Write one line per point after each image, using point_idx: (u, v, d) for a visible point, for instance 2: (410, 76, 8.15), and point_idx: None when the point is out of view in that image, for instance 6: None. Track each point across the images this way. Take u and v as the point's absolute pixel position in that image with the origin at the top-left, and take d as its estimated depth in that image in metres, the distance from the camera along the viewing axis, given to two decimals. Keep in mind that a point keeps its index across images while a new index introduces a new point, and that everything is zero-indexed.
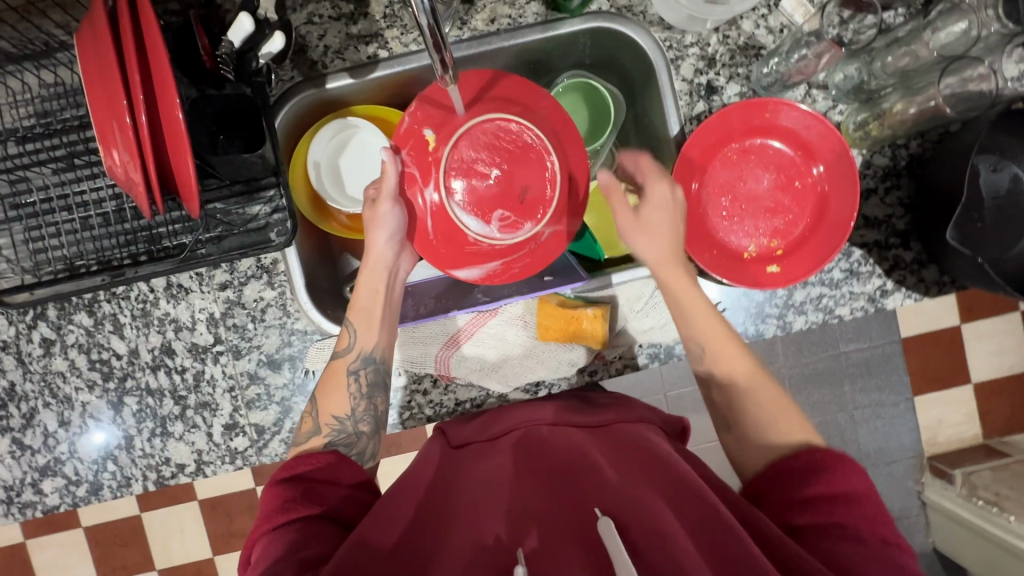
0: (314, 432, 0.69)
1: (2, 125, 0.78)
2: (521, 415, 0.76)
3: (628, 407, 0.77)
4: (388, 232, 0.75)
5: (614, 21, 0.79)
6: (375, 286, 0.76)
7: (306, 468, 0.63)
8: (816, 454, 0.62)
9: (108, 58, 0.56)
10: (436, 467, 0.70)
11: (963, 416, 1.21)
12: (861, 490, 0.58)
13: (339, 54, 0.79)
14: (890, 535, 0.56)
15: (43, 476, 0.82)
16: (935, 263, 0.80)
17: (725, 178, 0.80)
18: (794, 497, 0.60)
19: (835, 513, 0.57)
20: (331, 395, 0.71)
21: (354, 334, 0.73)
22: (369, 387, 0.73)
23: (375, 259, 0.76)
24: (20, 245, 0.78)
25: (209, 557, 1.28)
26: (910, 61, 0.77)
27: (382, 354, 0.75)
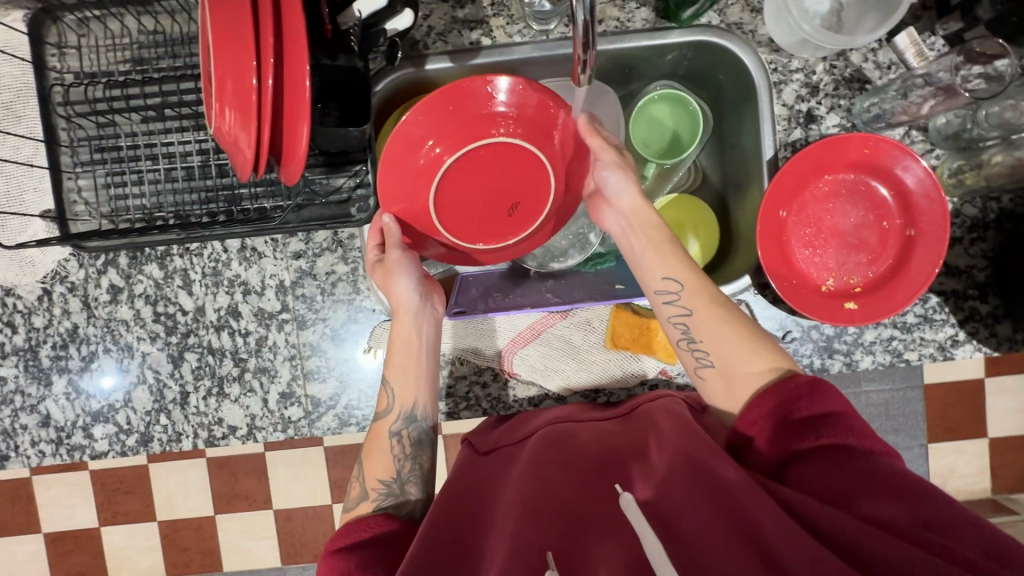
0: (362, 498, 0.68)
1: (99, 67, 0.78)
2: (547, 413, 0.78)
3: (657, 394, 0.77)
4: (411, 279, 0.73)
5: (721, 36, 0.78)
6: (408, 340, 0.74)
7: (359, 535, 0.63)
8: (790, 380, 0.61)
9: (245, 17, 0.55)
10: (466, 474, 0.72)
11: (973, 467, 1.22)
12: (842, 407, 0.58)
13: (441, 36, 0.78)
14: (875, 442, 0.56)
15: (95, 421, 0.82)
16: (1010, 319, 0.79)
17: (813, 210, 0.79)
18: (783, 425, 0.59)
19: (823, 435, 0.57)
20: (376, 460, 0.70)
21: (392, 395, 0.73)
22: (412, 447, 0.72)
23: (403, 309, 0.73)
24: (102, 189, 0.78)
25: (212, 514, 1.28)
26: (1014, 115, 0.73)
27: (422, 410, 0.74)
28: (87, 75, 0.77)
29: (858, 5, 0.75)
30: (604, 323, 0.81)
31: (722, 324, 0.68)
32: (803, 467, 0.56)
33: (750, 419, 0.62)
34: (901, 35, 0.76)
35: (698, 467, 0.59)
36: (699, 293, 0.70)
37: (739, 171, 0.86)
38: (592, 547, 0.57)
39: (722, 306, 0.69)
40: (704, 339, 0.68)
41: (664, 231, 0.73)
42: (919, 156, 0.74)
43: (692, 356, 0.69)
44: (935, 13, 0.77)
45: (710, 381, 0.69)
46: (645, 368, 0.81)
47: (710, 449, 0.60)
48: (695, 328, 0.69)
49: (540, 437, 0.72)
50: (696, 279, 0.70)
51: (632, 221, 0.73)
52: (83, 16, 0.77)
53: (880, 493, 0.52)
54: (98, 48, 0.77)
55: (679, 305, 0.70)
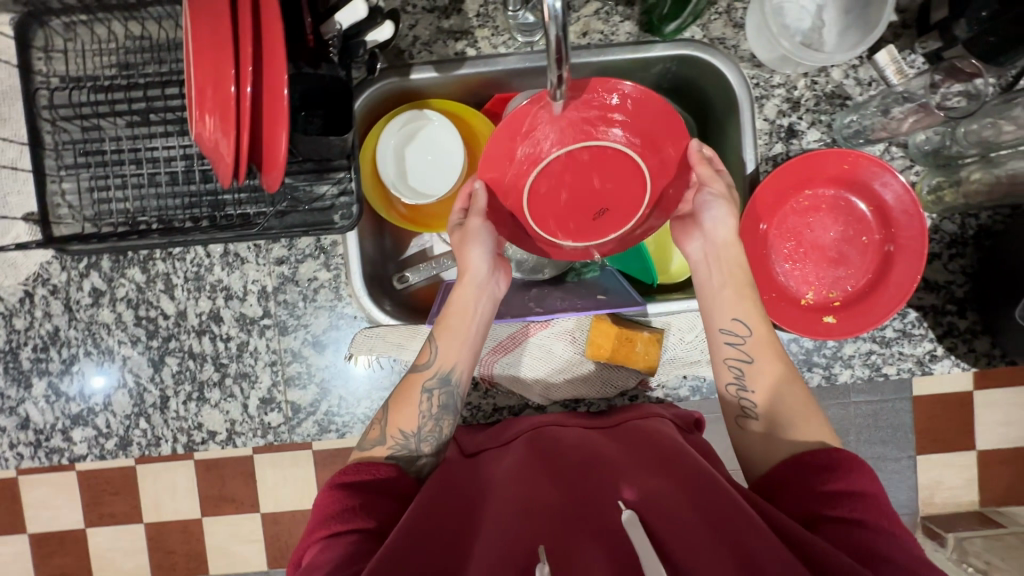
0: (378, 442, 0.69)
1: (85, 71, 0.78)
2: (530, 418, 0.78)
3: (637, 407, 0.78)
4: (484, 250, 0.75)
5: (704, 50, 0.78)
6: (465, 306, 0.74)
7: (367, 477, 0.65)
8: (833, 452, 0.62)
9: (225, 26, 0.56)
10: (453, 466, 0.71)
11: (960, 480, 1.22)
12: (875, 488, 0.59)
13: (426, 46, 0.79)
14: (905, 534, 0.56)
15: (74, 424, 0.82)
16: (988, 335, 0.80)
17: (792, 224, 0.80)
18: (814, 490, 0.60)
19: (855, 508, 0.57)
20: (403, 411, 0.70)
21: (435, 352, 0.72)
22: (439, 409, 0.71)
23: (468, 276, 0.74)
24: (85, 192, 0.78)
25: (197, 518, 1.27)
26: (993, 133, 0.75)
27: (459, 377, 0.72)
28: (72, 79, 0.78)
29: (838, 22, 0.76)
30: (585, 333, 0.81)
31: (784, 382, 0.70)
32: (824, 533, 0.57)
33: (782, 474, 0.63)
34: (881, 52, 0.77)
35: (694, 491, 0.60)
36: (765, 342, 0.72)
37: None
38: (578, 550, 0.58)
39: (783, 365, 0.71)
40: (757, 389, 0.70)
41: (746, 278, 0.74)
42: (898, 173, 0.74)
43: (739, 404, 0.71)
44: (914, 31, 0.78)
45: (749, 436, 0.69)
46: (626, 379, 0.81)
47: (709, 476, 0.61)
48: (751, 376, 0.71)
49: (525, 442, 0.73)
50: (764, 329, 0.72)
51: (718, 252, 0.74)
52: (70, 21, 0.77)
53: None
54: (85, 53, 0.78)
55: (742, 348, 0.72)
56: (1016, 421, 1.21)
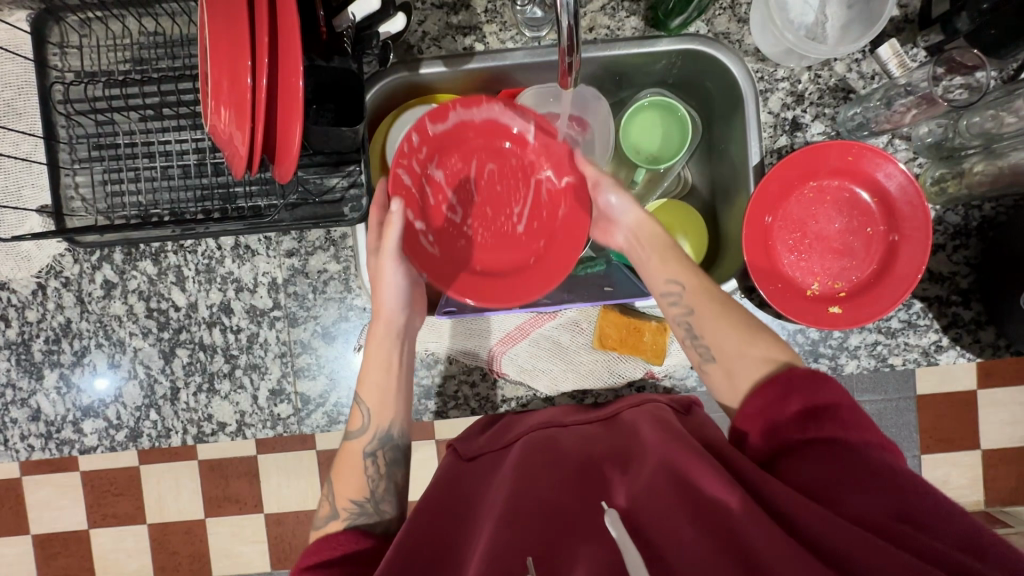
0: (332, 517, 0.70)
1: (99, 66, 0.79)
2: (535, 416, 0.78)
3: (637, 396, 0.79)
4: (393, 288, 0.74)
5: (707, 45, 0.79)
6: (387, 359, 0.75)
7: (328, 554, 0.65)
8: (794, 371, 0.63)
9: (240, 21, 0.57)
10: (450, 480, 0.72)
11: (966, 479, 1.22)
12: (842, 397, 0.60)
13: (436, 41, 0.80)
14: (876, 437, 0.58)
15: (84, 416, 0.82)
16: (993, 325, 0.81)
17: (797, 215, 0.80)
18: (782, 416, 0.61)
19: (814, 428, 0.59)
20: (347, 480, 0.71)
21: (366, 414, 0.74)
22: (387, 467, 0.73)
23: (386, 319, 0.75)
24: (98, 185, 0.79)
25: (201, 517, 1.27)
26: (995, 125, 0.75)
27: (398, 429, 0.75)
28: (87, 74, 0.79)
29: (842, 17, 0.77)
30: (593, 323, 0.82)
31: (725, 321, 0.71)
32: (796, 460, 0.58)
33: (749, 415, 0.64)
34: (883, 47, 0.77)
35: (680, 474, 0.59)
36: (703, 291, 0.73)
37: (726, 177, 0.88)
38: (572, 549, 0.58)
39: (722, 303, 0.72)
40: (705, 334, 0.71)
41: (666, 241, 0.77)
42: (903, 166, 0.76)
43: (694, 351, 0.72)
44: (917, 26, 0.79)
45: (714, 377, 0.71)
46: (633, 369, 0.82)
47: (695, 451, 0.61)
48: (697, 325, 0.71)
49: (525, 442, 0.72)
50: (695, 277, 0.74)
51: (636, 233, 0.78)
52: (85, 17, 0.79)
53: (869, 488, 0.53)
54: (99, 48, 0.79)
55: (681, 304, 0.73)
56: (1021, 419, 1.21)
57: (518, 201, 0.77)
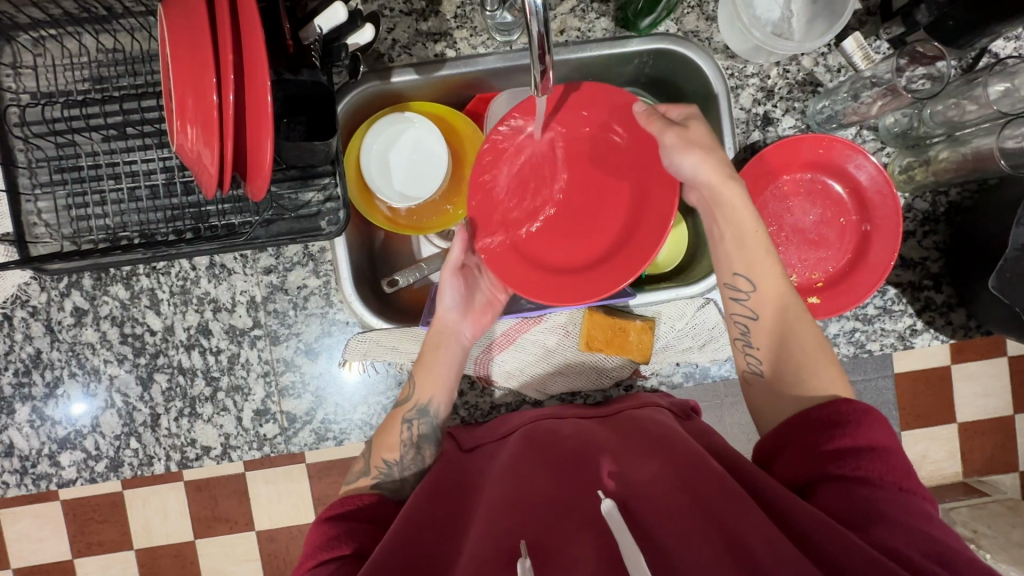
0: (363, 473, 0.72)
1: (57, 87, 0.76)
2: (526, 412, 0.78)
3: (635, 395, 0.80)
4: (455, 288, 0.78)
5: (679, 44, 0.80)
6: (438, 341, 0.77)
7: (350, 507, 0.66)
8: (842, 403, 0.61)
9: (203, 36, 0.56)
10: (455, 468, 0.71)
11: (944, 452, 1.26)
12: (891, 441, 0.58)
13: (406, 49, 0.79)
14: (916, 485, 0.56)
15: (61, 448, 0.79)
16: (964, 307, 0.83)
17: (774, 210, 0.81)
18: (824, 445, 0.60)
19: (862, 465, 0.57)
20: (385, 438, 0.73)
21: (414, 385, 0.76)
22: (419, 438, 0.74)
23: (441, 311, 0.78)
24: (62, 210, 0.76)
25: (189, 539, 1.24)
26: (957, 113, 0.77)
27: (436, 407, 0.76)
28: (43, 95, 0.76)
29: (807, 11, 0.78)
30: (578, 326, 0.82)
31: (793, 333, 0.68)
32: (832, 488, 0.57)
33: (786, 435, 0.64)
34: (848, 40, 0.79)
35: (691, 482, 0.59)
36: (772, 295, 0.70)
37: None
38: (571, 541, 0.57)
39: (793, 317, 0.69)
40: (761, 345, 0.70)
41: (748, 225, 0.70)
42: (876, 161, 0.78)
43: (744, 357, 0.72)
44: (878, 18, 0.81)
45: (755, 388, 0.70)
46: (621, 369, 0.82)
47: (707, 460, 0.61)
48: (755, 334, 0.71)
49: (523, 434, 0.73)
50: (767, 276, 0.70)
51: (716, 213, 0.72)
52: (38, 36, 0.76)
53: (894, 526, 0.52)
54: (55, 68, 0.76)
55: (745, 304, 0.71)
56: (991, 392, 1.25)
57: (557, 198, 0.79)
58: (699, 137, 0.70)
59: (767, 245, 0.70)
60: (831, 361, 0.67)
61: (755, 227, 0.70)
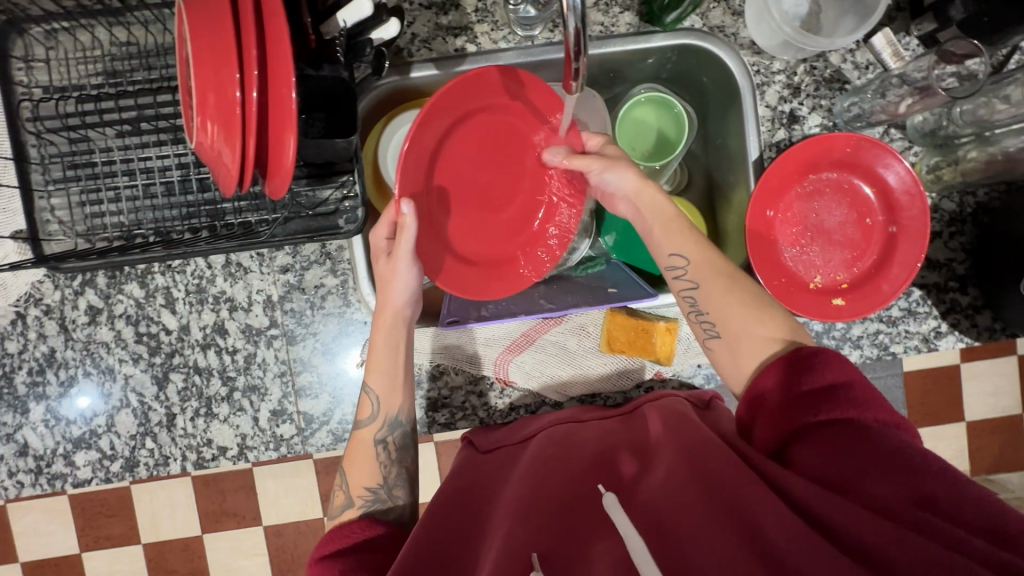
0: (346, 506, 0.68)
1: (69, 80, 0.75)
2: (550, 414, 0.77)
3: (656, 395, 0.77)
4: (405, 288, 0.70)
5: (704, 39, 0.78)
6: (392, 346, 0.72)
7: (343, 543, 0.64)
8: (798, 352, 0.60)
9: (227, 31, 0.54)
10: (466, 476, 0.71)
11: (953, 450, 1.25)
12: (852, 376, 0.57)
13: (426, 43, 0.77)
14: (888, 414, 0.56)
15: (76, 448, 0.79)
16: (990, 310, 0.82)
17: (799, 209, 0.80)
18: (791, 399, 0.58)
19: (830, 409, 0.56)
20: (361, 468, 0.70)
21: (375, 402, 0.71)
22: (398, 452, 0.72)
23: (391, 316, 0.71)
24: (76, 207, 0.75)
25: (199, 533, 1.24)
26: (987, 112, 0.76)
27: (406, 416, 0.73)
28: (56, 89, 0.74)
29: (836, 6, 0.77)
30: (599, 327, 0.81)
31: (729, 295, 0.67)
32: (810, 446, 0.56)
33: (756, 400, 0.61)
34: (877, 36, 0.78)
35: (699, 466, 0.59)
36: (708, 264, 0.68)
37: (724, 172, 0.87)
38: (591, 543, 0.57)
39: (729, 277, 0.67)
40: (710, 311, 0.67)
41: (670, 209, 0.70)
42: (908, 164, 0.76)
43: (698, 326, 0.69)
44: (909, 14, 0.79)
45: (718, 354, 0.67)
46: (643, 371, 0.81)
47: (713, 444, 0.61)
48: (703, 301, 0.68)
49: (541, 436, 0.72)
50: (701, 251, 0.68)
51: (639, 204, 0.71)
52: (51, 28, 0.74)
53: (885, 473, 0.52)
54: (68, 61, 0.74)
55: (685, 278, 0.69)
56: (1002, 391, 1.24)
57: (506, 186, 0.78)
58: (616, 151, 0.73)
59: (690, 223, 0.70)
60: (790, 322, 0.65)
61: (676, 211, 0.71)
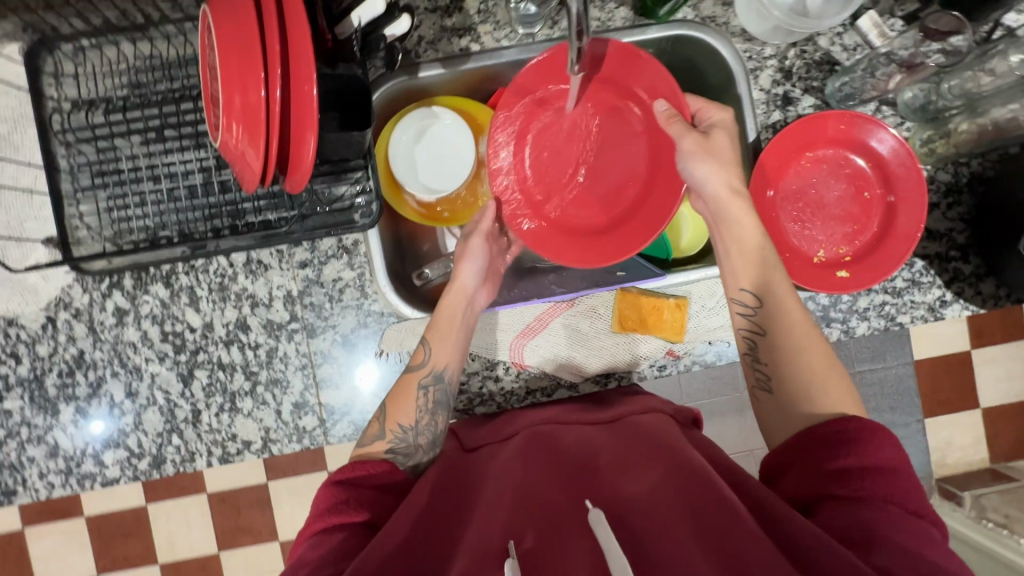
0: (377, 437, 0.70)
1: (96, 93, 0.78)
2: (533, 413, 0.78)
3: (639, 398, 0.78)
4: (477, 264, 0.78)
5: (698, 29, 0.82)
6: (453, 313, 0.76)
7: (358, 473, 0.64)
8: (849, 420, 0.60)
9: (251, 34, 0.58)
10: (453, 471, 0.71)
11: (970, 438, 1.16)
12: (894, 463, 0.57)
13: (432, 44, 0.82)
14: (923, 508, 0.56)
15: (105, 447, 0.81)
16: (993, 277, 0.84)
17: (798, 186, 0.83)
18: (825, 467, 0.59)
19: (863, 487, 0.57)
20: (400, 405, 0.71)
21: (429, 352, 0.73)
22: (435, 403, 0.72)
23: (461, 287, 0.77)
24: (104, 213, 0.78)
25: (215, 553, 1.14)
26: (974, 85, 0.79)
27: (451, 374, 0.74)
28: (84, 101, 0.78)
29: None
30: (610, 308, 0.83)
31: (800, 351, 0.67)
32: (832, 507, 0.57)
33: (794, 453, 0.63)
34: (864, 18, 0.80)
35: (688, 493, 0.59)
36: (783, 307, 0.69)
37: None
38: (566, 547, 0.56)
39: (804, 332, 0.68)
40: (769, 361, 0.69)
41: (756, 238, 0.71)
42: (893, 132, 0.79)
43: (752, 373, 0.70)
44: None
45: (765, 404, 0.68)
46: (654, 349, 0.83)
47: (704, 471, 0.61)
48: (764, 348, 0.69)
49: (526, 437, 0.73)
50: (776, 295, 0.69)
51: (721, 213, 0.72)
52: (80, 45, 0.78)
53: (892, 551, 0.52)
54: (95, 75, 0.78)
55: (753, 319, 0.70)
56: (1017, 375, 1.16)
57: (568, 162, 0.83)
58: (714, 146, 0.73)
59: (770, 257, 0.70)
60: (848, 391, 0.66)
61: (761, 241, 0.71)
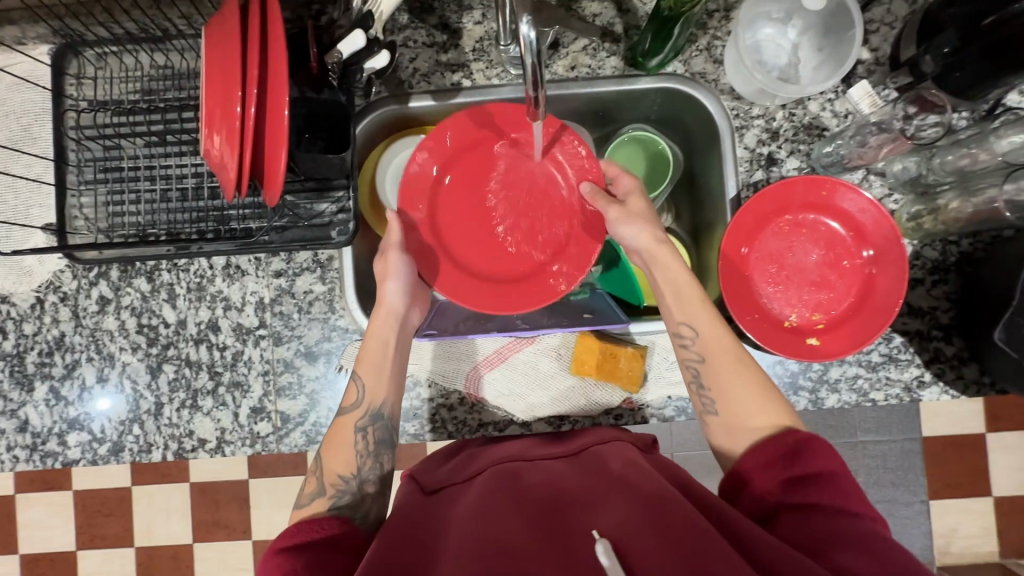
0: (318, 494, 0.65)
1: (110, 96, 0.84)
2: (490, 454, 0.74)
3: (594, 430, 0.76)
4: (400, 282, 0.74)
5: (686, 84, 0.83)
6: (385, 341, 0.74)
7: (307, 537, 0.60)
8: (788, 433, 0.59)
9: (234, 54, 0.62)
10: (412, 509, 0.65)
11: (978, 529, 0.96)
12: (839, 467, 0.56)
13: (425, 77, 0.85)
14: (869, 508, 0.54)
15: (70, 428, 0.84)
16: (976, 362, 0.80)
17: (774, 247, 0.81)
18: (779, 478, 0.57)
19: (814, 493, 0.55)
20: (336, 453, 0.68)
21: (362, 389, 0.71)
22: (376, 445, 0.70)
23: (386, 306, 0.74)
24: (102, 206, 0.83)
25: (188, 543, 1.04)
26: (968, 163, 0.77)
27: (390, 410, 0.72)
28: (99, 102, 0.84)
29: (813, 59, 0.81)
30: (571, 349, 0.82)
31: (737, 372, 0.65)
32: (793, 520, 0.54)
33: (744, 471, 0.60)
34: (855, 88, 0.82)
35: (660, 516, 0.54)
36: (719, 340, 0.67)
37: (706, 211, 0.90)
38: None
39: (740, 360, 0.66)
40: (712, 388, 0.66)
41: (685, 276, 0.70)
42: (865, 193, 0.78)
43: (698, 399, 0.67)
44: (887, 68, 0.82)
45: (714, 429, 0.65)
46: (610, 396, 0.81)
47: (671, 495, 0.56)
48: (706, 375, 0.66)
49: (488, 474, 0.68)
50: (712, 325, 0.68)
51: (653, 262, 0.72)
52: (102, 51, 0.84)
53: (856, 553, 0.50)
54: (112, 80, 0.84)
55: (692, 349, 0.68)
56: None
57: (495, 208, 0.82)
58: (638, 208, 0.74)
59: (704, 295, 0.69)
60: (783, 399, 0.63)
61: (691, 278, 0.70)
